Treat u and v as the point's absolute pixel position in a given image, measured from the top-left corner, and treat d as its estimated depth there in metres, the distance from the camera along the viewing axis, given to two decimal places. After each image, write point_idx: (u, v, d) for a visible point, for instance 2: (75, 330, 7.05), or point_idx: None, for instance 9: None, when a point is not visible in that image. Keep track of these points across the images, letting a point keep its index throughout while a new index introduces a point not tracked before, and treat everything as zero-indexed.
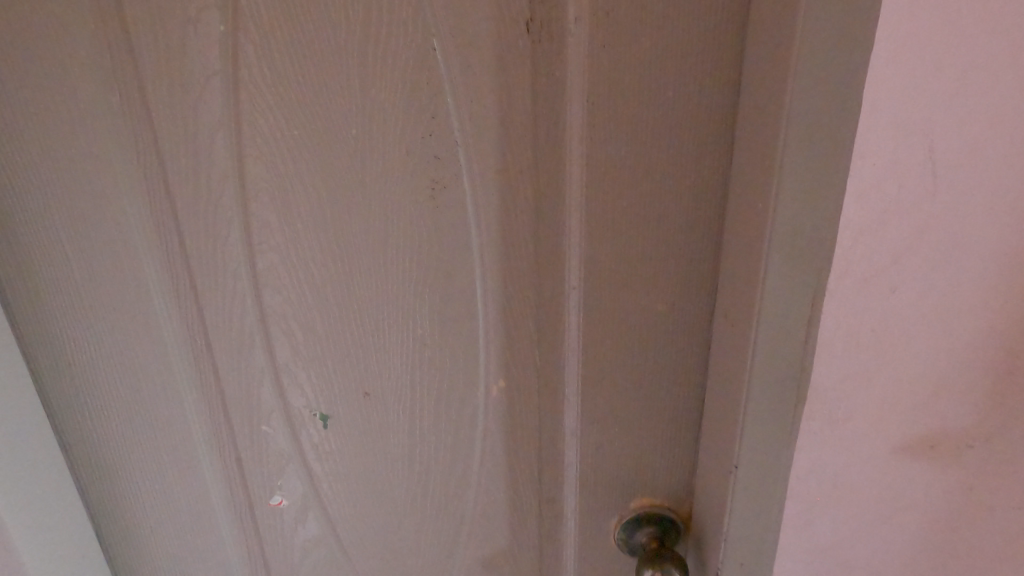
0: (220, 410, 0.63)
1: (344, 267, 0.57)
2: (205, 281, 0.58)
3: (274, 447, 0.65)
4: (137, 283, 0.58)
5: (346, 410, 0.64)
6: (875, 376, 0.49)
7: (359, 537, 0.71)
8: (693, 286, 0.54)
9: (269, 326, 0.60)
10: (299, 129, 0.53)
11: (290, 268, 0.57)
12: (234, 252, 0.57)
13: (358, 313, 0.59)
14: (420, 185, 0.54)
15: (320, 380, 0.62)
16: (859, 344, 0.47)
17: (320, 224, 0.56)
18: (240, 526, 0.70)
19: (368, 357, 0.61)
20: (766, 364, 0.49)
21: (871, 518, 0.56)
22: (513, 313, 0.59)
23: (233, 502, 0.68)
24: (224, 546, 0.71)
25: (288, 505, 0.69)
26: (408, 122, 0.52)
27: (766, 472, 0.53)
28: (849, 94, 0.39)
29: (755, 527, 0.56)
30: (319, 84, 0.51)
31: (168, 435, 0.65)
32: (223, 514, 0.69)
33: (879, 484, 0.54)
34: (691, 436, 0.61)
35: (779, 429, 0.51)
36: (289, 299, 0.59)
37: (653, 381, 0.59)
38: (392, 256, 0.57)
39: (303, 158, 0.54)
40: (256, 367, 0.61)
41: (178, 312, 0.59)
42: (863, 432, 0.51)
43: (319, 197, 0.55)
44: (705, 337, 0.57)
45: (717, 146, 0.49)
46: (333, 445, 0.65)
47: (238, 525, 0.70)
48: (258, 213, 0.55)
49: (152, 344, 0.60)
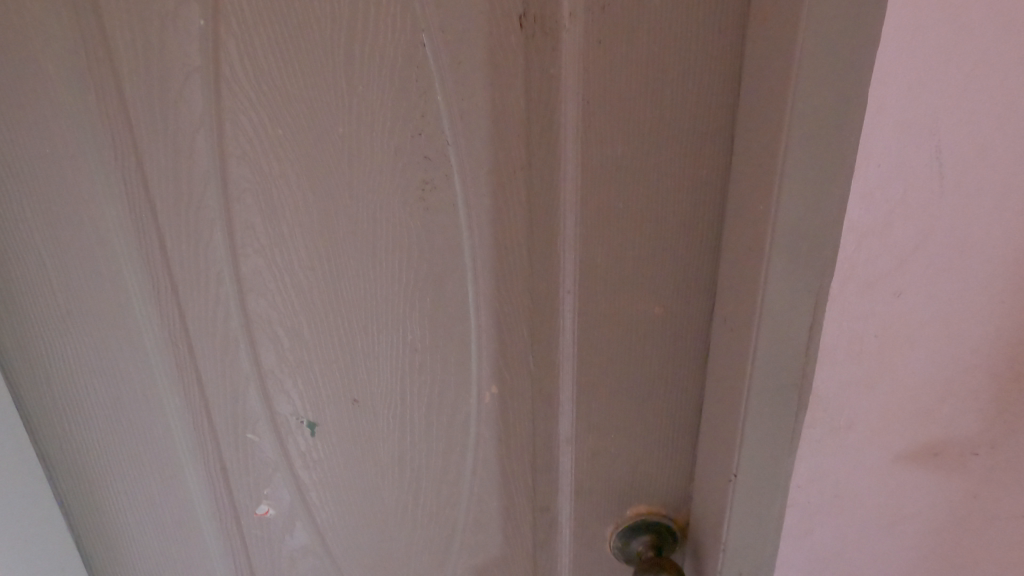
0: (203, 419, 0.62)
1: (332, 270, 0.56)
2: (186, 284, 0.56)
3: (260, 455, 0.64)
4: (116, 288, 0.56)
5: (336, 417, 0.62)
6: (877, 384, 0.47)
7: (348, 546, 0.69)
8: (691, 290, 0.53)
9: (254, 330, 0.58)
10: (284, 127, 0.51)
11: (276, 271, 0.56)
12: (217, 255, 0.55)
13: (346, 317, 0.57)
14: (410, 186, 0.52)
15: (308, 386, 0.60)
16: (862, 350, 0.46)
17: (307, 226, 0.54)
18: (225, 536, 0.68)
19: (357, 362, 0.59)
20: (766, 371, 0.48)
21: (874, 527, 0.54)
22: (506, 318, 0.57)
23: (218, 512, 0.67)
24: (209, 556, 0.69)
25: (275, 514, 0.67)
26: (397, 120, 0.50)
27: (766, 482, 0.52)
28: (852, 91, 0.38)
29: (754, 538, 0.54)
30: (304, 80, 0.49)
31: (150, 444, 0.63)
32: (207, 523, 0.67)
33: (882, 493, 0.53)
34: (689, 444, 0.60)
35: (781, 438, 0.49)
36: (274, 303, 0.57)
37: (650, 387, 0.57)
38: (380, 259, 0.55)
39: (289, 158, 0.52)
40: (240, 373, 0.60)
41: (159, 317, 0.57)
42: (866, 441, 0.50)
43: (305, 198, 0.53)
44: (703, 342, 0.55)
45: (717, 146, 0.48)
46: (322, 453, 0.64)
47: (223, 535, 0.68)
48: (241, 214, 0.54)
49: (132, 350, 0.58)
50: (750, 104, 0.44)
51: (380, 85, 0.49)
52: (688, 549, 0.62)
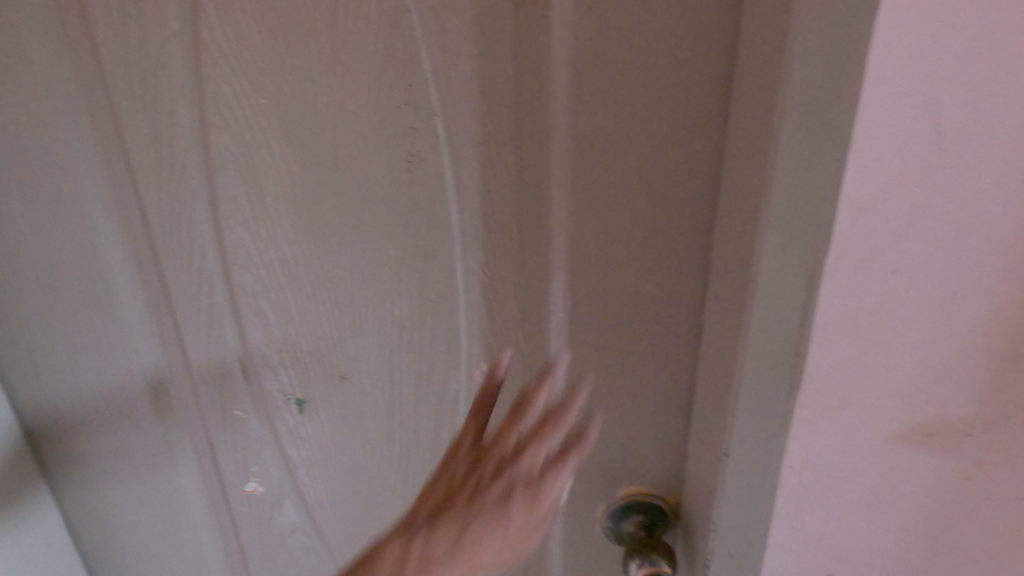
0: (190, 393, 0.62)
1: (320, 241, 0.55)
2: (170, 256, 0.55)
3: (248, 432, 0.63)
4: (97, 259, 0.56)
5: (317, 393, 0.61)
6: (871, 363, 0.47)
7: (337, 527, 0.69)
8: (683, 268, 0.51)
9: (240, 305, 0.57)
10: (268, 98, 0.50)
11: (259, 245, 0.55)
12: (198, 228, 0.54)
13: (329, 290, 0.57)
14: (397, 158, 0.51)
15: (291, 361, 0.60)
16: (855, 329, 0.46)
17: (293, 198, 0.53)
18: (214, 511, 0.68)
19: (343, 338, 0.59)
20: (760, 345, 0.46)
21: (867, 508, 0.55)
22: (496, 293, 0.56)
23: (207, 487, 0.67)
24: (199, 532, 0.70)
25: (263, 492, 0.67)
26: (384, 92, 0.49)
27: (757, 461, 0.51)
28: (845, 61, 0.37)
29: (744, 517, 0.54)
30: (287, 48, 0.48)
31: (137, 418, 0.63)
32: (196, 498, 0.68)
33: (876, 475, 0.53)
34: (681, 423, 0.58)
35: (772, 415, 0.49)
36: (260, 277, 0.56)
37: (643, 366, 0.56)
38: (365, 233, 0.54)
39: (274, 127, 0.51)
40: (225, 348, 0.59)
41: (144, 288, 0.57)
42: (860, 420, 0.50)
43: (292, 170, 0.52)
44: (695, 323, 0.53)
45: (712, 120, 0.45)
46: (307, 427, 0.63)
47: (212, 509, 0.68)
48: (224, 186, 0.53)
49: (115, 323, 0.59)
50: (740, 75, 0.43)
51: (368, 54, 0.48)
52: (679, 531, 0.61)
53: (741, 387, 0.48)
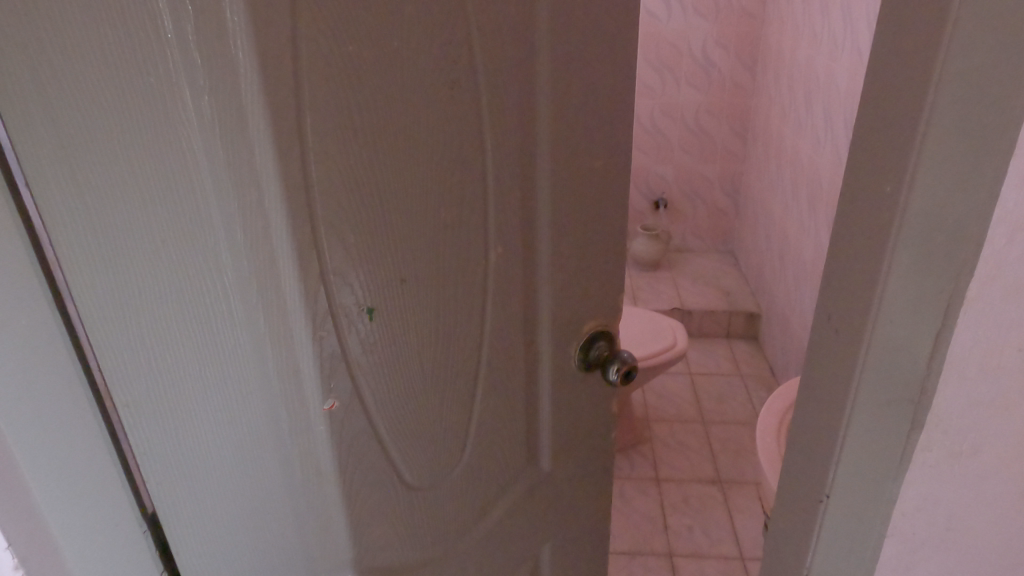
0: (197, 295, 0.46)
1: (167, 161, 0.42)
2: (24, 187, 0.41)
3: (349, 358, 0.53)
4: (107, 139, 0.40)
5: (143, 361, 0.47)
6: (1013, 406, 0.42)
7: (376, 472, 0.59)
8: (840, 264, 0.42)
9: (52, 247, 0.42)
10: (170, 29, 0.38)
11: (64, 170, 0.40)
12: (57, 169, 0.40)
13: (164, 221, 0.43)
14: (439, 89, 0.51)
15: (95, 315, 0.45)
16: (1000, 367, 0.40)
17: (117, 112, 0.40)
18: (238, 464, 0.53)
19: (186, 284, 0.45)
20: (882, 377, 0.41)
21: (988, 565, 0.48)
22: (472, 234, 0.58)
23: (230, 437, 0.52)
24: (128, 528, 0.51)
25: (336, 418, 0.54)
26: (408, 39, 0.47)
27: (866, 502, 0.45)
28: (1010, 56, 0.33)
29: (846, 561, 0.48)
30: (143, 23, 0.38)
31: (138, 352, 0.47)
32: (207, 454, 0.52)
33: (1001, 528, 0.47)
34: (796, 446, 0.50)
35: (887, 457, 0.43)
36: (64, 219, 0.41)
37: (858, 362, 0.41)
38: (253, 205, 0.43)
39: (125, 43, 0.38)
40: (298, 276, 0.47)
41: (154, 163, 0.42)
42: (990, 470, 0.44)
43: (178, 97, 0.40)
44: (816, 325, 0.46)
45: (905, 61, 0.36)
46: (21, 469, 0.41)
47: (216, 469, 0.53)
48: (321, 101, 0.44)
49: (126, 203, 0.42)
50: (870, 75, 0.39)
51: (350, 25, 0.44)
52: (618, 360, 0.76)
53: (854, 424, 0.42)
